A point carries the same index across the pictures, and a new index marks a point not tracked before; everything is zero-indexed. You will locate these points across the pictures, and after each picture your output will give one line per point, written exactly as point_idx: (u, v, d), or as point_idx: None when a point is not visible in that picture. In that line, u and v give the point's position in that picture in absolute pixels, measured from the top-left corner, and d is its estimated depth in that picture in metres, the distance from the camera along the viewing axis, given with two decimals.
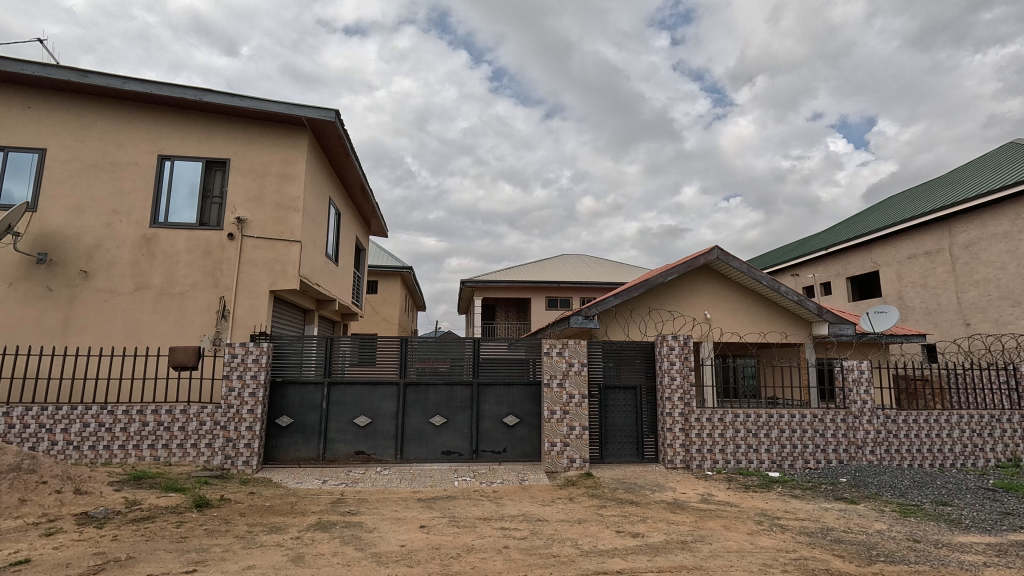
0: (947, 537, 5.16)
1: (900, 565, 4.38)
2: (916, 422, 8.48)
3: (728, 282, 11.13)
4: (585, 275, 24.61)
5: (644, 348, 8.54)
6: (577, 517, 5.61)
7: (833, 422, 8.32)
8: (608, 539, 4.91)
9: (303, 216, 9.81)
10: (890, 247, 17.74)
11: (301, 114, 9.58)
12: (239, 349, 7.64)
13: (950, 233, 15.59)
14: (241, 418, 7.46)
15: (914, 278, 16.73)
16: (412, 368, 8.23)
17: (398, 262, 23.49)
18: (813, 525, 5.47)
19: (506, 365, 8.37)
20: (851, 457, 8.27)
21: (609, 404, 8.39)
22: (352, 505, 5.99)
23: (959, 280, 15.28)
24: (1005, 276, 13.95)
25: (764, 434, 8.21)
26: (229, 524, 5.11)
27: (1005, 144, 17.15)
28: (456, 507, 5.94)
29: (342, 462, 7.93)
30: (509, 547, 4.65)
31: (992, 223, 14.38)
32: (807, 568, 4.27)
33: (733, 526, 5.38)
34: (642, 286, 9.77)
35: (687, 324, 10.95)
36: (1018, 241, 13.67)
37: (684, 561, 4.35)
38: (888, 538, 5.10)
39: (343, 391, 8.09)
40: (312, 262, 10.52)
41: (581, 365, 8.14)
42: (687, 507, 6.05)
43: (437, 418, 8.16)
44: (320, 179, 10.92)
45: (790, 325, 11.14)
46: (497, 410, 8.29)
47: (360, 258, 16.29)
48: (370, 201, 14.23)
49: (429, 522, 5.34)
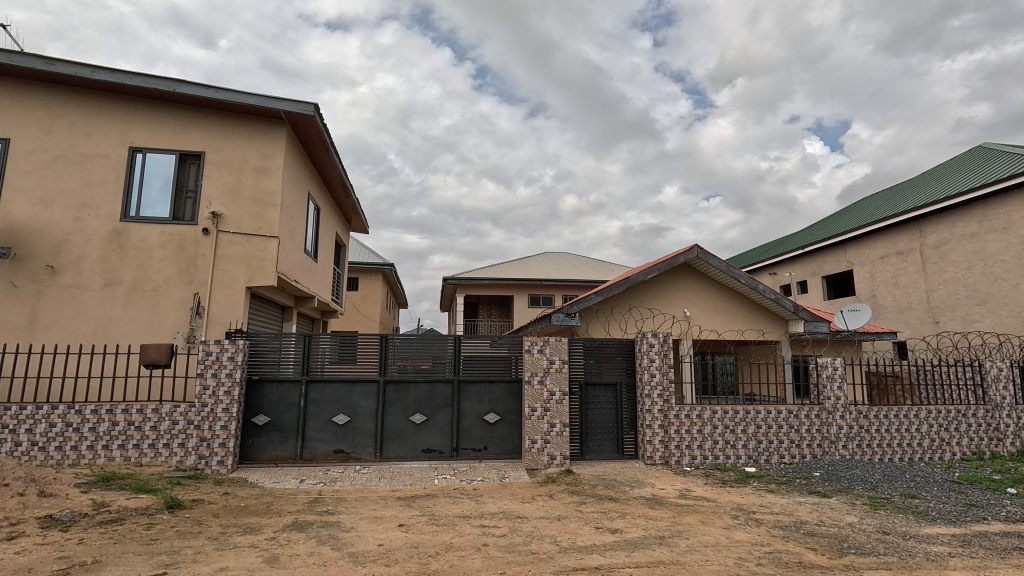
0: (914, 529, 5.31)
1: (870, 557, 4.48)
2: (887, 417, 8.70)
3: (707, 280, 11.27)
4: (567, 273, 24.68)
5: (624, 346, 8.60)
6: (556, 514, 5.62)
7: (807, 418, 8.49)
8: (587, 535, 4.93)
9: (281, 212, 9.64)
10: (864, 246, 18.18)
11: (279, 108, 9.40)
12: (214, 347, 7.47)
13: (921, 233, 16.04)
14: (215, 417, 7.30)
15: (887, 278, 17.19)
16: (393, 367, 8.15)
17: (379, 259, 23.27)
18: (787, 519, 5.57)
19: (488, 363, 8.34)
20: (825, 452, 8.46)
21: (590, 402, 8.43)
22: (330, 504, 5.91)
23: (928, 279, 15.73)
24: (973, 275, 14.39)
25: (741, 430, 8.34)
26: (202, 526, 5.00)
27: (974, 147, 17.71)
28: (436, 505, 5.92)
29: (320, 461, 7.81)
30: (488, 544, 4.64)
31: (961, 224, 14.82)
32: (780, 562, 4.35)
33: (710, 521, 5.45)
34: (622, 284, 9.84)
35: (666, 322, 11.05)
36: (985, 242, 14.12)
37: (660, 556, 4.39)
38: (859, 531, 5.22)
39: (322, 389, 7.97)
40: (290, 258, 10.36)
41: (561, 363, 8.18)
42: (665, 503, 6.10)
43: (417, 416, 8.10)
44: (298, 174, 10.71)
45: (767, 323, 11.33)
46: (478, 408, 8.26)
47: (340, 255, 16.10)
48: (351, 197, 14.06)
49: (407, 521, 5.28)
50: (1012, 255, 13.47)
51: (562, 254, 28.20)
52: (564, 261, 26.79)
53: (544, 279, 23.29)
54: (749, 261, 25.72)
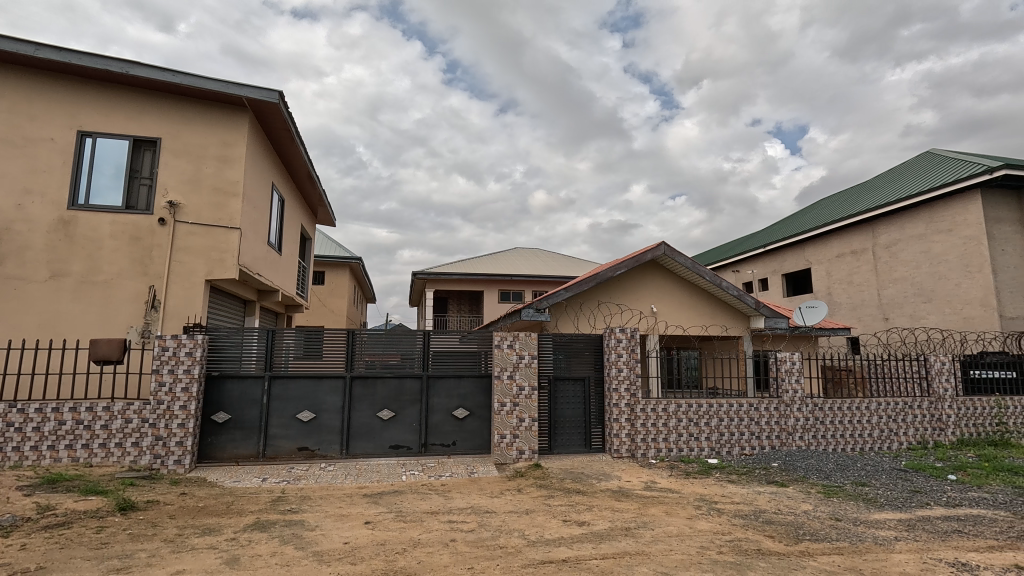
0: (864, 515, 5.58)
1: (823, 543, 4.68)
2: (841, 409, 9.11)
3: (673, 277, 11.51)
4: (537, 269, 24.77)
5: (593, 341, 8.70)
6: (525, 507, 5.65)
7: (767, 411, 8.81)
8: (554, 529, 4.97)
9: (243, 202, 9.32)
10: (822, 245, 18.92)
11: (241, 94, 9.05)
12: (170, 342, 7.15)
13: (874, 234, 16.82)
14: (172, 415, 7.02)
15: (842, 276, 17.95)
16: (360, 362, 8.02)
17: (347, 252, 22.76)
18: (746, 508, 5.76)
19: (458, 359, 8.30)
20: (782, 443, 8.79)
21: (559, 396, 8.50)
22: (294, 502, 5.77)
23: (880, 277, 16.50)
24: (920, 274, 15.15)
25: (704, 423, 8.57)
26: (157, 528, 4.80)
27: (922, 153, 18.65)
28: (403, 502, 5.85)
29: (284, 459, 7.63)
30: (456, 539, 4.62)
31: (910, 225, 15.60)
32: (740, 549, 4.49)
33: (674, 511, 5.58)
34: (591, 280, 9.95)
35: (634, 318, 11.22)
36: (932, 242, 14.90)
37: (626, 547, 4.46)
38: (813, 518, 5.45)
39: (286, 385, 7.77)
40: (253, 250, 10.05)
41: (531, 358, 8.22)
42: (631, 495, 6.22)
43: (385, 412, 8.00)
44: (262, 163, 10.38)
45: (730, 318, 11.65)
46: (447, 403, 8.21)
47: (306, 248, 15.73)
48: (316, 188, 13.71)
49: (374, 518, 5.21)
50: (955, 255, 14.25)
51: (533, 250, 28.26)
52: (535, 257, 26.90)
53: (514, 275, 23.27)
54: (714, 259, 26.42)
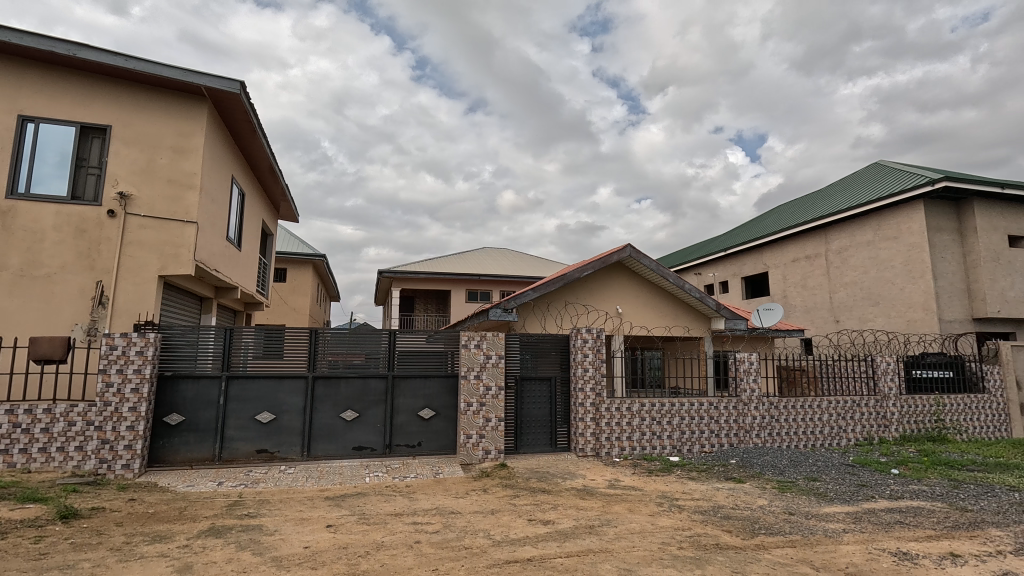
0: (814, 508, 5.83)
1: (777, 537, 4.87)
2: (795, 408, 9.49)
3: (638, 279, 11.73)
4: (504, 269, 24.80)
5: (560, 341, 8.77)
6: (490, 507, 5.65)
7: (726, 409, 9.09)
8: (519, 528, 4.98)
9: (201, 195, 8.96)
10: (778, 249, 19.68)
11: (199, 83, 8.69)
12: (119, 340, 6.80)
13: (826, 240, 17.61)
14: (120, 417, 6.67)
15: (797, 280, 18.72)
16: (323, 362, 7.84)
17: (311, 249, 22.21)
18: (706, 504, 5.93)
19: (425, 358, 8.21)
20: (740, 440, 9.09)
21: (525, 396, 8.53)
22: (252, 507, 5.58)
23: (831, 282, 17.30)
24: (868, 279, 15.95)
25: (667, 422, 8.78)
26: (102, 536, 4.55)
27: (871, 164, 19.64)
28: (366, 504, 5.75)
29: (241, 462, 7.37)
30: (421, 541, 4.57)
31: (860, 232, 16.41)
32: (700, 544, 4.62)
33: (637, 509, 5.69)
34: (559, 280, 10.03)
35: (600, 318, 11.37)
36: (879, 249, 15.72)
37: (590, 545, 4.52)
38: (768, 512, 5.66)
39: (244, 385, 7.51)
40: (211, 245, 9.67)
41: (498, 358, 8.21)
42: (596, 493, 6.30)
43: (348, 412, 7.84)
44: (221, 156, 10.00)
45: (692, 320, 11.96)
46: (412, 403, 8.12)
47: (267, 244, 15.26)
48: (279, 183, 13.32)
49: (336, 521, 5.10)
50: (900, 261, 15.08)
51: (500, 250, 28.28)
52: (502, 257, 26.93)
53: (482, 274, 23.22)
54: (677, 261, 27.10)
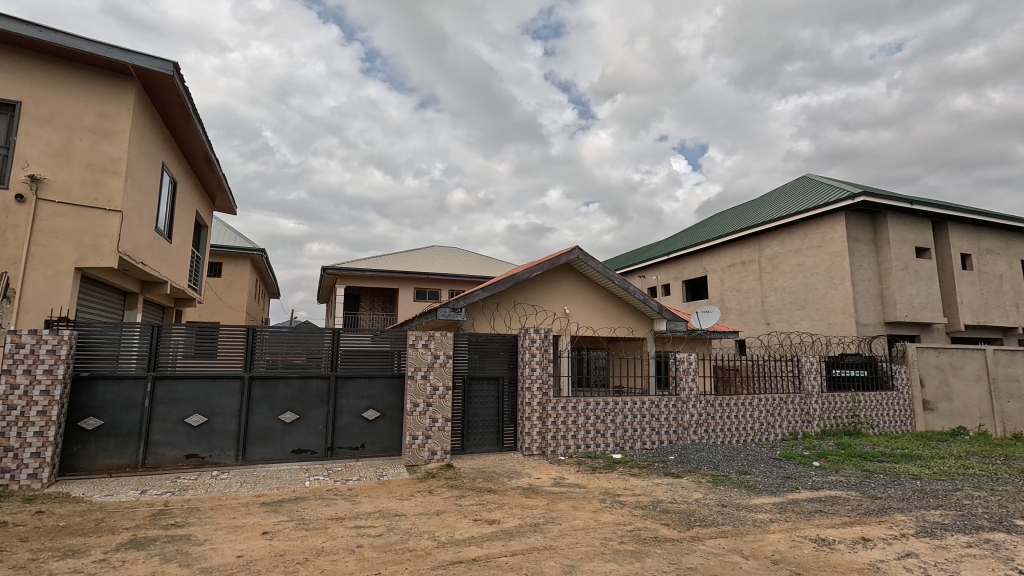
0: (745, 500, 6.19)
1: (711, 528, 5.12)
2: (729, 405, 10.02)
3: (585, 281, 11.98)
4: (454, 268, 24.63)
5: (508, 341, 8.81)
6: (435, 509, 5.59)
7: (666, 407, 9.46)
8: (465, 528, 4.96)
9: (126, 182, 8.33)
10: (716, 255, 20.68)
11: (126, 62, 8.08)
12: (27, 338, 6.20)
13: (759, 247, 18.69)
14: (27, 422, 6.08)
15: (733, 284, 19.75)
16: (261, 362, 7.49)
17: (249, 243, 21.15)
18: (646, 499, 6.14)
19: (370, 358, 8.02)
20: (679, 437, 9.48)
21: (472, 396, 8.51)
22: (179, 516, 5.25)
23: (763, 286, 18.37)
24: (796, 285, 17.06)
25: (610, 420, 9.03)
26: (2, 554, 4.13)
27: (799, 177, 21.02)
28: (305, 509, 5.54)
29: (168, 468, 6.91)
30: (362, 545, 4.46)
31: (789, 240, 17.53)
32: (639, 538, 4.78)
33: (580, 505, 5.81)
34: (508, 281, 10.07)
35: (548, 319, 11.52)
36: (806, 256, 16.86)
37: (534, 543, 4.57)
38: (703, 505, 5.95)
39: (172, 387, 7.04)
40: (137, 236, 9.00)
41: (445, 358, 8.14)
42: (541, 492, 6.38)
43: (288, 414, 7.53)
44: (150, 141, 9.33)
45: (635, 321, 12.36)
46: (356, 404, 7.91)
47: (200, 236, 14.39)
48: (215, 172, 12.59)
49: (273, 528, 4.89)
50: (823, 269, 16.23)
51: (450, 248, 28.06)
52: (452, 256, 26.74)
53: (430, 273, 22.92)
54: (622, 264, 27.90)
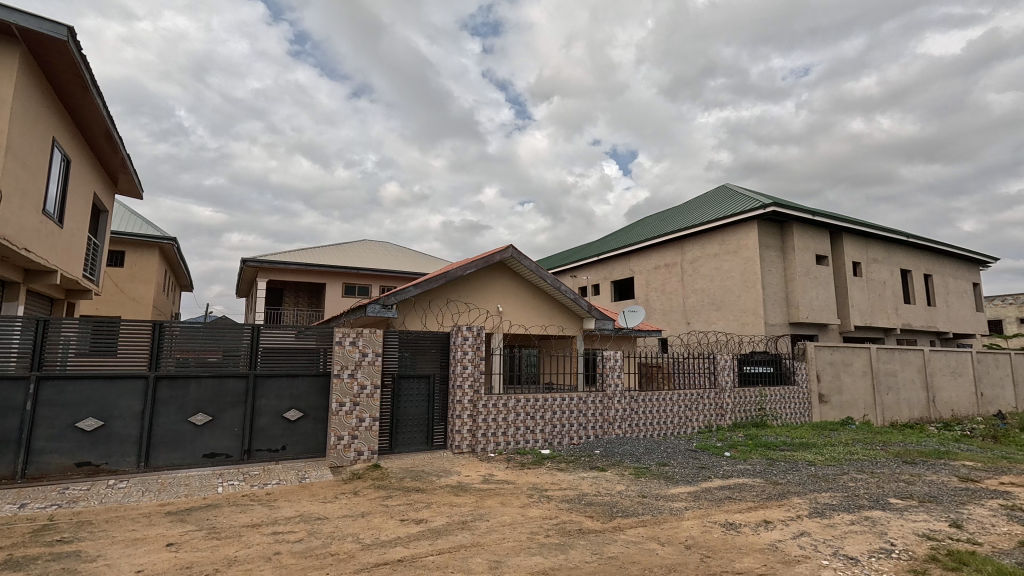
0: (663, 490, 6.54)
1: (631, 518, 5.36)
2: (651, 400, 10.53)
3: (519, 279, 12.11)
4: (386, 263, 24.02)
5: (440, 339, 8.72)
6: (360, 510, 5.43)
7: (593, 403, 9.78)
8: (391, 529, 4.87)
9: (7, 156, 7.37)
10: (643, 257, 21.64)
11: (9, 21, 7.16)
12: None
13: (682, 251, 19.77)
14: None
15: (657, 285, 20.75)
16: (170, 360, 6.92)
17: (158, 230, 19.44)
18: (572, 493, 6.33)
19: (293, 356, 7.64)
20: (604, 431, 9.83)
21: (402, 394, 8.35)
22: (67, 530, 4.73)
23: (685, 288, 19.46)
24: (713, 287, 18.22)
25: (540, 416, 9.20)
26: None
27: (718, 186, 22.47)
28: (217, 517, 5.19)
29: (54, 478, 6.21)
30: (280, 552, 4.25)
31: (708, 245, 18.69)
32: (564, 531, 4.91)
33: (508, 501, 5.88)
34: (442, 278, 9.97)
35: (481, 317, 11.53)
36: (723, 261, 18.05)
37: (461, 541, 4.57)
38: (625, 496, 6.22)
39: (61, 388, 6.34)
40: (19, 218, 8.00)
41: (374, 355, 7.92)
42: (469, 489, 6.38)
43: (199, 416, 7.01)
44: (38, 112, 8.33)
45: (566, 319, 12.66)
46: (277, 404, 7.51)
47: (100, 222, 13.04)
48: (118, 152, 11.46)
49: (179, 538, 4.54)
50: (738, 272, 17.46)
51: (382, 243, 27.33)
52: (384, 251, 26.04)
53: (361, 268, 22.19)
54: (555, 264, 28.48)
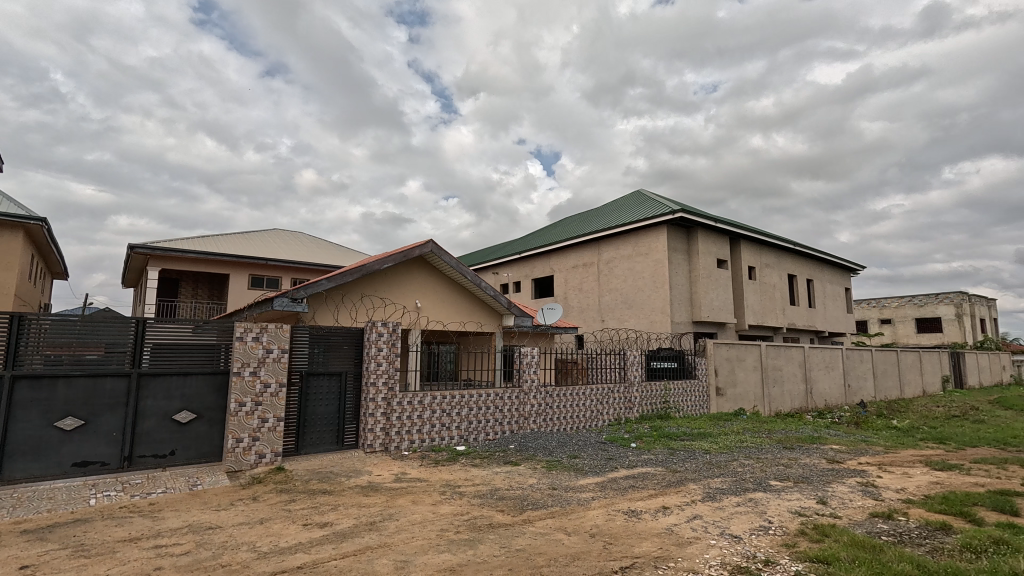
0: (573, 482, 6.78)
1: (540, 510, 5.50)
2: (565, 395, 10.87)
3: (438, 275, 11.97)
4: (299, 254, 22.74)
5: (353, 335, 8.41)
6: (259, 517, 5.11)
7: (510, 399, 9.91)
8: (292, 535, 4.62)
9: None
10: (563, 256, 22.25)
11: None
12: None
13: (599, 251, 20.57)
14: None
15: (575, 284, 21.44)
16: (33, 357, 6.08)
17: (24, 208, 16.99)
18: (485, 488, 6.37)
19: (186, 353, 7.02)
20: (520, 426, 10.00)
21: (310, 393, 7.95)
22: None
23: (600, 287, 20.27)
24: (627, 286, 19.14)
25: (456, 413, 9.16)
26: None
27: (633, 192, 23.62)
28: (87, 532, 4.64)
29: None
30: (161, 567, 3.88)
31: (623, 247, 19.61)
32: (475, 526, 4.94)
33: (420, 499, 5.80)
34: (357, 272, 9.61)
35: (398, 312, 11.27)
36: (636, 262, 19.02)
37: (368, 542, 4.44)
38: (536, 489, 6.37)
39: None
40: None
41: (280, 352, 7.46)
42: (380, 489, 6.22)
43: (68, 421, 6.22)
44: None
45: (485, 316, 12.71)
46: (165, 405, 6.86)
47: None
48: None
49: (37, 560, 4.00)
50: (649, 273, 18.48)
51: (295, 233, 25.82)
52: (297, 241, 24.62)
53: (270, 258, 20.82)
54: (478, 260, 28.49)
